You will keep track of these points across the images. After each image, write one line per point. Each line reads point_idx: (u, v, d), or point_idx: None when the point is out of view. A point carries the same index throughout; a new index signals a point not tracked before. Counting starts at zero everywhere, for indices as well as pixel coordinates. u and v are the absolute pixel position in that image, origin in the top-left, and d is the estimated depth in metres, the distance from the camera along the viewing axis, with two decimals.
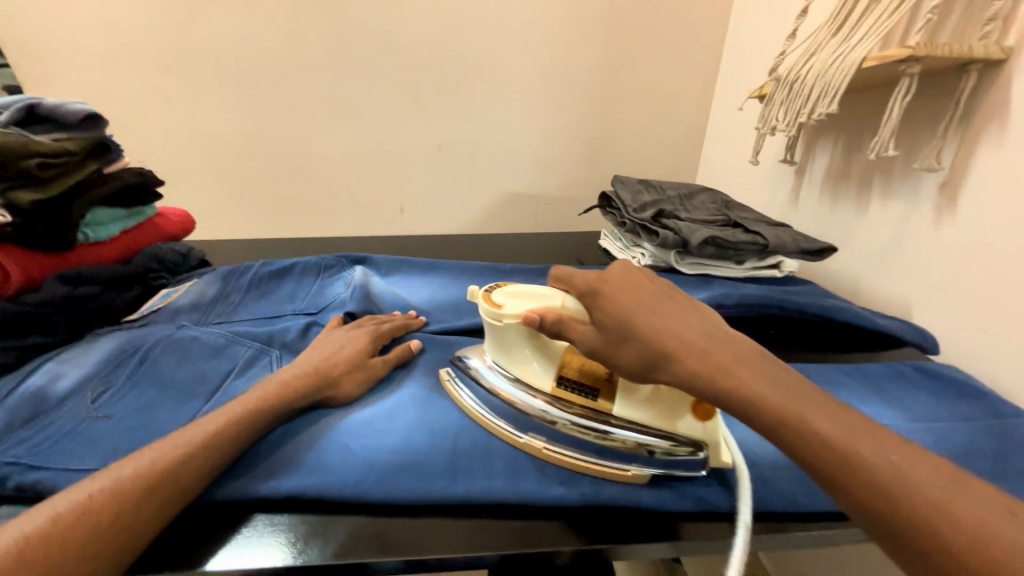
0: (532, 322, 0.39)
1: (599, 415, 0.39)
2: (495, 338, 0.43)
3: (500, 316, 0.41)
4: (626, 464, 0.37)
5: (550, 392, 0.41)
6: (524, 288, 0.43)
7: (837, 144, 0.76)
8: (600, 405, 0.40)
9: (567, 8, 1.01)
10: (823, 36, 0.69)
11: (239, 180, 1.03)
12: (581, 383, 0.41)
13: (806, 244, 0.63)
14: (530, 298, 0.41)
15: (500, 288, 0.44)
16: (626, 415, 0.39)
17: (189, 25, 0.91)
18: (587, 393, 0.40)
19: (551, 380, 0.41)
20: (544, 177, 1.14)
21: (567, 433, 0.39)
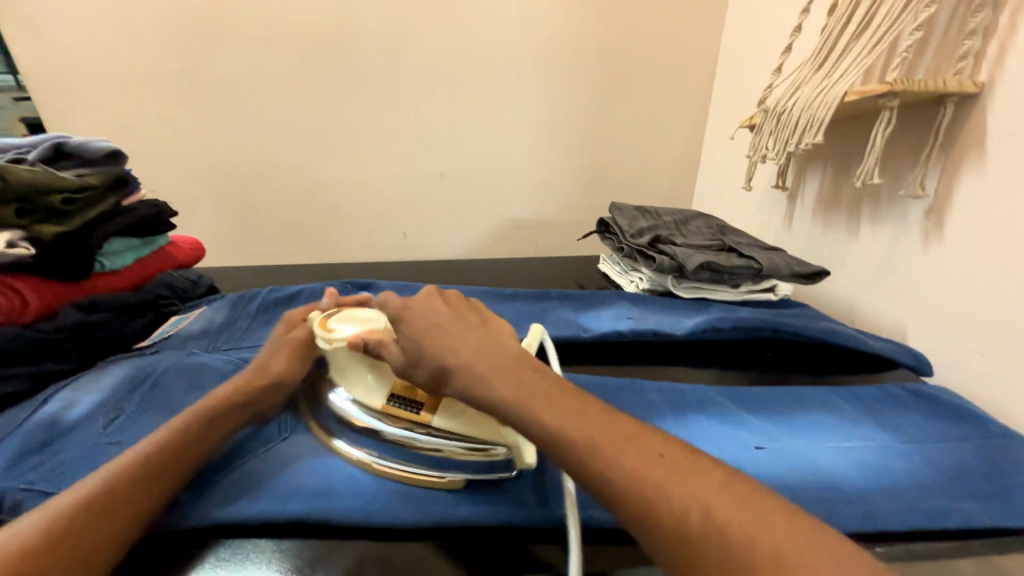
0: (358, 346, 0.43)
1: (421, 428, 0.41)
2: (331, 365, 0.45)
3: (329, 340, 0.45)
4: (444, 472, 0.39)
5: (379, 409, 0.42)
6: (349, 315, 0.48)
7: (826, 171, 0.79)
8: (422, 418, 0.41)
9: (563, 45, 1.06)
10: (807, 70, 0.73)
11: (247, 209, 1.06)
12: (408, 396, 0.42)
13: (798, 268, 0.64)
14: (353, 323, 0.47)
15: (334, 316, 0.49)
16: (445, 426, 0.40)
17: (205, 64, 0.96)
18: (413, 408, 0.41)
19: (380, 397, 0.42)
20: (544, 202, 1.17)
21: (400, 445, 0.40)
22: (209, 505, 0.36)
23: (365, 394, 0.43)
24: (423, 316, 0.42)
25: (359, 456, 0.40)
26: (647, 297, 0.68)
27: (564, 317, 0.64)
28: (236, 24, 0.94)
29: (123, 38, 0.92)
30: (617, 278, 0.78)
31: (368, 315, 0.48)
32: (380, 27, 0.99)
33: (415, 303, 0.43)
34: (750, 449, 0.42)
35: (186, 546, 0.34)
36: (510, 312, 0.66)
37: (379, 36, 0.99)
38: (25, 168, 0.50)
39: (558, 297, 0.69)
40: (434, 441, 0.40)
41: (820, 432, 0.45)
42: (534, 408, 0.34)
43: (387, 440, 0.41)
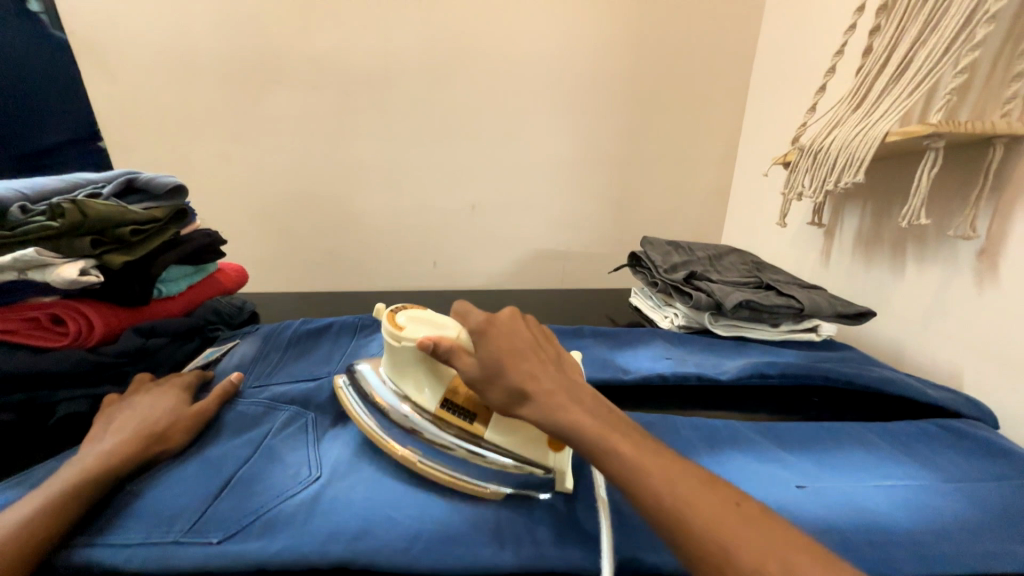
0: (427, 349, 0.41)
1: (470, 438, 0.42)
2: (392, 356, 0.45)
3: (399, 338, 0.44)
4: (486, 480, 0.40)
5: (431, 415, 0.43)
6: (428, 315, 0.46)
7: (866, 209, 0.78)
8: (474, 429, 0.42)
9: (593, 84, 1.10)
10: (844, 110, 0.73)
11: (287, 237, 1.11)
12: (461, 405, 0.43)
13: (843, 308, 0.62)
14: (424, 325, 0.45)
15: (405, 312, 0.47)
16: (497, 439, 0.42)
17: (259, 104, 1.03)
18: (463, 416, 0.43)
19: (437, 403, 0.43)
20: (572, 235, 1.19)
21: (441, 450, 0.41)
22: (254, 541, 0.35)
23: (426, 397, 0.44)
24: (506, 337, 0.41)
25: (394, 447, 0.42)
26: (685, 336, 0.67)
27: (600, 353, 0.64)
28: (289, 68, 1.02)
29: (187, 80, 1.00)
30: (650, 313, 0.78)
31: (445, 318, 0.46)
32: (420, 69, 1.05)
33: (500, 319, 0.43)
34: (790, 487, 0.40)
35: None
36: None
37: (419, 77, 1.05)
38: (100, 202, 0.53)
39: (591, 334, 0.69)
40: (480, 448, 0.41)
41: (859, 470, 0.43)
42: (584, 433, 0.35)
43: (431, 444, 0.42)
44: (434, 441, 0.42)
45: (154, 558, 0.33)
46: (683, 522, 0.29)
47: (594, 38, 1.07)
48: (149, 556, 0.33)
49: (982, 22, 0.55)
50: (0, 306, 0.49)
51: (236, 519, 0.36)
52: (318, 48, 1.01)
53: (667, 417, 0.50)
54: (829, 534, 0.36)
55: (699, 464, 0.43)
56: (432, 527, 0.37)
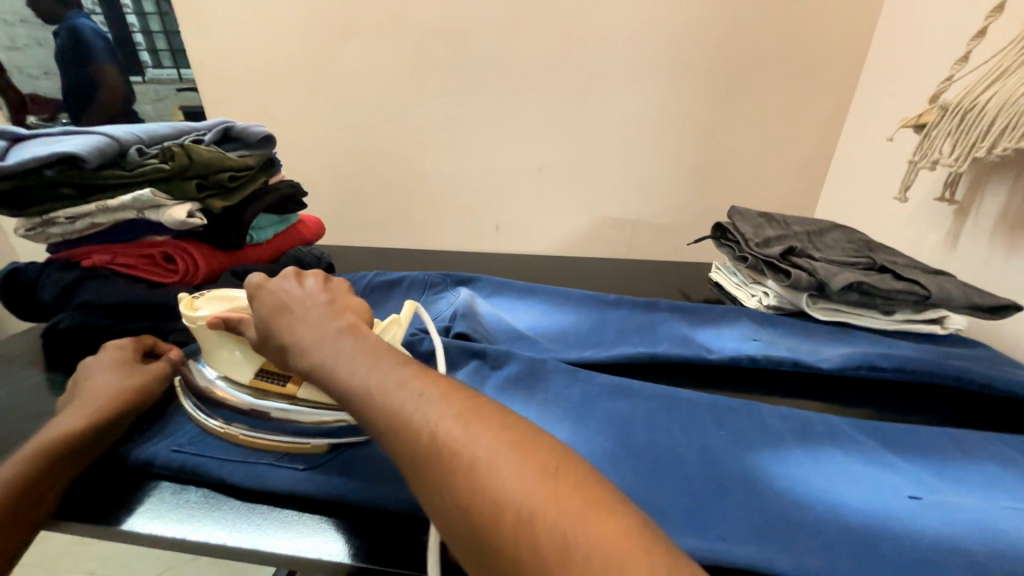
0: (217, 324, 0.42)
1: (286, 400, 0.40)
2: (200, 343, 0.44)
3: (192, 319, 0.43)
4: (306, 438, 0.39)
5: (247, 385, 0.42)
6: (222, 293, 0.47)
7: (1020, 183, 0.65)
8: (287, 390, 0.40)
9: (687, 33, 0.99)
10: (1011, 60, 0.60)
11: (358, 193, 1.14)
12: (272, 370, 0.41)
13: (981, 300, 0.53)
14: (216, 304, 0.44)
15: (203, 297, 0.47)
16: (311, 396, 0.40)
17: (338, 56, 1.03)
18: (277, 380, 0.41)
19: (250, 370, 0.42)
20: (645, 202, 1.11)
21: (274, 421, 0.40)
22: (337, 477, 0.37)
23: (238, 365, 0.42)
24: (274, 296, 0.41)
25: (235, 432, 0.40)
26: (774, 317, 0.61)
27: (678, 329, 0.60)
28: (368, 18, 1.00)
29: (274, 33, 1.02)
30: (734, 290, 0.72)
31: (240, 294, 0.47)
32: (499, 19, 0.99)
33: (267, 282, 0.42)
34: (901, 498, 0.36)
35: (307, 518, 0.36)
36: (617, 320, 0.63)
37: (498, 27, 1.00)
38: (203, 147, 0.56)
39: (668, 307, 0.65)
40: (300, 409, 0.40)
41: (986, 486, 0.37)
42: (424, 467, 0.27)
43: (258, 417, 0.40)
44: (258, 413, 0.41)
45: (250, 475, 0.37)
46: (542, 558, 0.22)
47: None
48: (247, 476, 0.37)
49: None
50: (125, 244, 0.55)
51: (319, 453, 0.39)
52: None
53: (752, 404, 0.46)
54: (952, 557, 0.31)
55: (791, 459, 0.39)
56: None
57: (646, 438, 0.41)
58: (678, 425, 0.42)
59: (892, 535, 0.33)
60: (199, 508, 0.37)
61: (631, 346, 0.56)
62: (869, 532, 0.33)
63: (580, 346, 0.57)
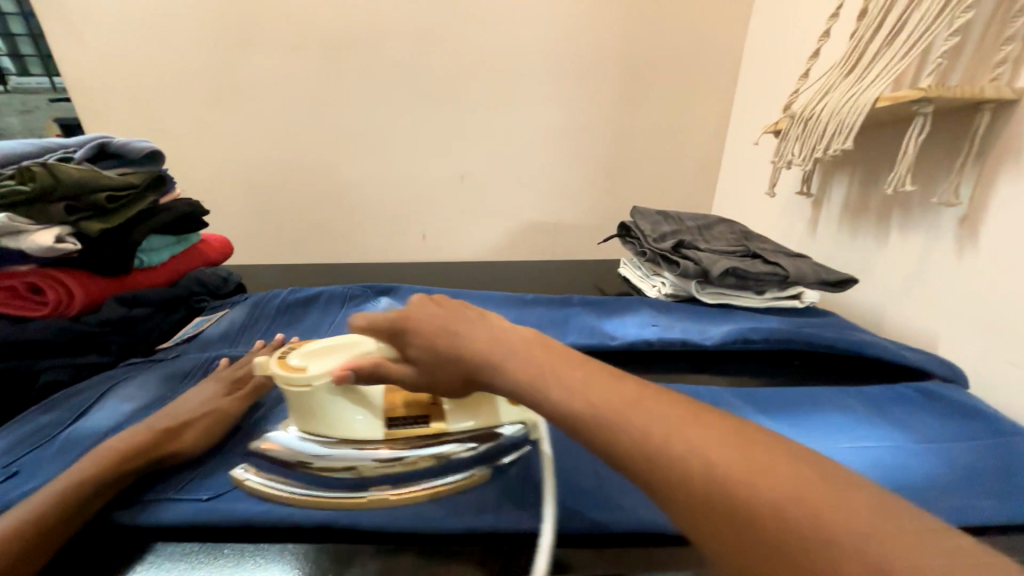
0: (347, 378, 0.39)
1: (432, 439, 0.41)
2: (296, 406, 0.41)
3: (307, 378, 0.40)
4: (416, 485, 0.38)
5: (380, 438, 0.41)
6: (319, 346, 0.44)
7: (854, 177, 0.78)
8: (434, 427, 0.42)
9: (586, 49, 1.07)
10: (835, 76, 0.72)
11: (271, 208, 1.09)
12: (409, 415, 0.43)
13: (827, 275, 0.63)
14: (332, 355, 0.42)
15: (295, 351, 0.44)
16: (460, 425, 0.42)
17: (237, 67, 0.98)
18: (420, 422, 0.42)
19: (382, 427, 0.42)
20: (563, 206, 1.18)
21: (410, 468, 0.39)
22: (244, 500, 0.36)
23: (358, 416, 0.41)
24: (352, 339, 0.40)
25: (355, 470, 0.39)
26: (670, 304, 0.69)
27: (587, 322, 0.65)
28: (268, 29, 0.97)
29: (161, 41, 0.95)
30: (639, 283, 0.79)
31: (348, 341, 0.44)
32: (407, 32, 1.01)
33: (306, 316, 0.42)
34: None
35: (217, 545, 0.35)
36: (533, 318, 0.67)
37: (406, 41, 1.01)
38: (72, 166, 0.52)
39: (580, 302, 0.70)
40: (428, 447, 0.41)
41: (835, 431, 0.45)
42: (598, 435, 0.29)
43: (389, 459, 0.40)
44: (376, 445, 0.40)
45: (143, 513, 0.35)
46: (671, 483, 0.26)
47: None
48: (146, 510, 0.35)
49: None
50: None
51: (226, 479, 0.38)
52: (298, 9, 0.97)
53: None
54: None
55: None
56: (427, 490, 0.38)
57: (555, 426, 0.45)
58: None
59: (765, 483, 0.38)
60: (81, 554, 0.34)
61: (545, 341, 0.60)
62: None
63: None
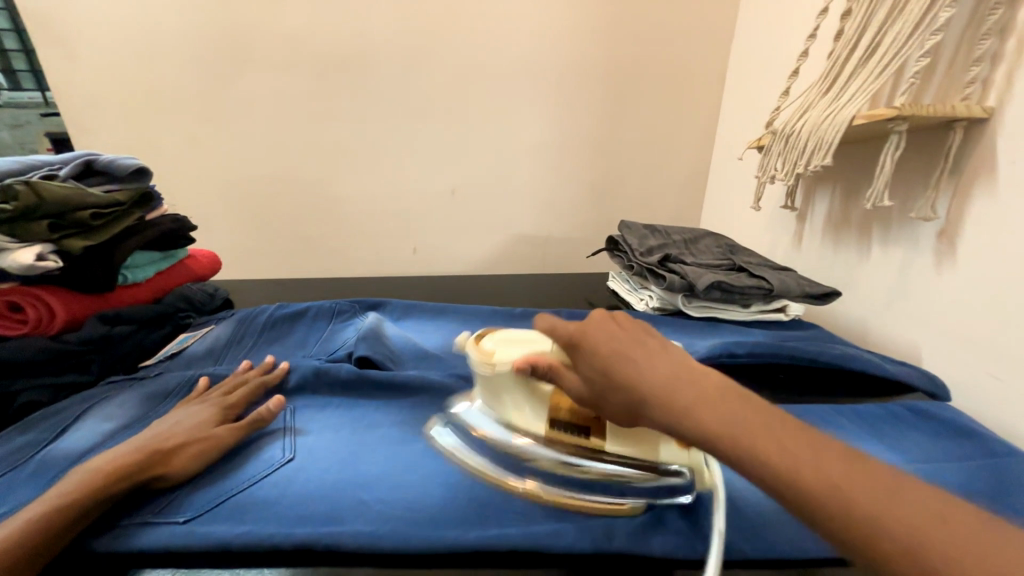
0: (525, 370, 0.43)
1: (591, 453, 0.42)
2: (486, 386, 0.46)
3: (492, 362, 0.45)
4: (590, 495, 0.40)
5: (543, 436, 0.44)
6: (511, 335, 0.48)
7: (836, 192, 0.79)
8: (593, 443, 0.42)
9: (574, 67, 1.09)
10: (814, 94, 0.74)
11: (261, 222, 1.08)
12: (575, 423, 0.43)
13: (810, 289, 0.64)
14: (516, 345, 0.46)
15: (489, 335, 0.49)
16: (618, 449, 0.42)
17: (229, 83, 0.99)
18: (578, 433, 0.43)
19: (545, 422, 0.44)
20: (553, 219, 1.19)
21: (572, 477, 0.42)
22: (222, 526, 0.35)
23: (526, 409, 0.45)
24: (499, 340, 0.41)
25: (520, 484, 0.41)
26: (658, 317, 0.69)
27: None
28: (260, 46, 0.98)
29: (153, 58, 0.96)
30: (628, 296, 0.79)
31: (528, 337, 0.48)
32: (398, 50, 1.02)
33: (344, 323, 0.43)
34: None
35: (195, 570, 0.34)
36: None
37: (397, 59, 1.03)
38: (57, 184, 0.52)
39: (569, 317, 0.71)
40: (603, 462, 0.42)
41: None
42: (738, 424, 0.28)
43: (553, 468, 0.43)
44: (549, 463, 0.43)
45: (117, 537, 0.35)
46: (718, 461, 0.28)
47: (573, 17, 1.06)
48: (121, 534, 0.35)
49: (945, 4, 0.57)
50: None
51: (206, 501, 0.38)
52: (290, 27, 0.98)
53: None
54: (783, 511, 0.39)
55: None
56: (413, 509, 0.38)
57: None
58: None
59: (746, 508, 0.40)
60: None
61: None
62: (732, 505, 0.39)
63: None
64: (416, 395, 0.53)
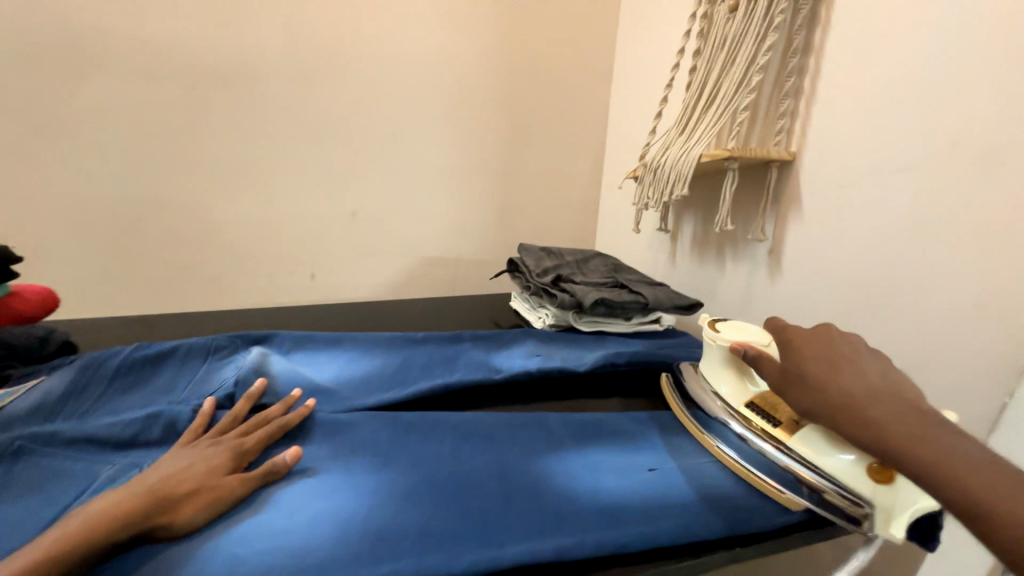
0: (737, 351, 0.48)
1: (776, 442, 0.46)
2: (712, 355, 0.54)
3: (715, 337, 0.53)
4: (776, 482, 0.45)
5: (737, 409, 0.50)
6: (741, 324, 0.53)
7: (696, 216, 0.93)
8: (779, 433, 0.46)
9: (471, 97, 1.14)
10: (672, 134, 0.87)
11: (119, 250, 0.94)
12: (774, 414, 0.48)
13: (678, 301, 0.74)
14: (746, 334, 0.51)
15: (726, 321, 0.55)
16: (803, 450, 0.44)
17: (73, 91, 0.86)
18: (771, 420, 0.47)
19: (740, 402, 0.50)
20: (459, 241, 1.21)
21: (755, 454, 0.47)
22: None
23: (744, 390, 0.51)
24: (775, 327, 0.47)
25: (721, 453, 0.49)
26: (553, 334, 0.74)
27: (476, 357, 0.67)
28: (113, 52, 0.87)
29: None
30: (527, 315, 0.83)
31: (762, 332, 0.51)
32: (285, 69, 0.98)
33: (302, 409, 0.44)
34: (643, 471, 0.47)
35: None
36: (422, 357, 0.67)
37: (285, 78, 0.98)
38: None
39: (471, 338, 0.72)
40: (788, 456, 0.44)
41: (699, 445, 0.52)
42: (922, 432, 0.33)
43: (738, 442, 0.48)
44: (738, 434, 0.49)
45: None
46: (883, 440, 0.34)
47: (468, 52, 1.11)
48: None
49: (756, 71, 0.71)
50: None
51: None
52: (154, 35, 0.88)
53: (542, 419, 0.55)
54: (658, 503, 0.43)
55: (566, 462, 0.48)
56: (297, 558, 0.35)
57: (448, 469, 0.45)
58: (479, 450, 0.49)
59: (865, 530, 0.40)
60: None
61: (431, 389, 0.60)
62: (616, 504, 0.43)
63: (382, 390, 0.59)
64: (303, 435, 0.49)
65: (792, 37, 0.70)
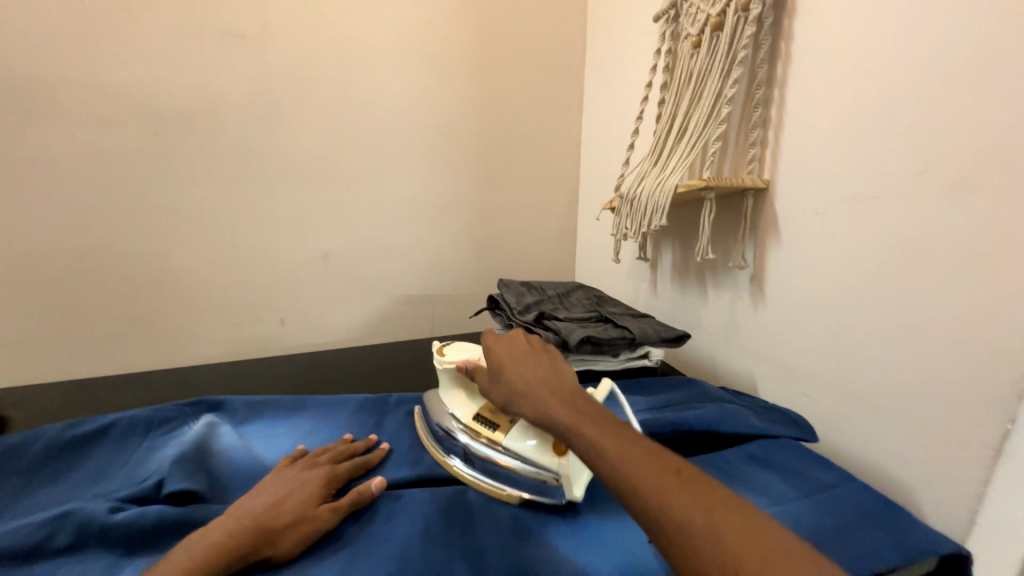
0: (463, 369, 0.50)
1: (492, 444, 0.51)
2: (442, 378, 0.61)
3: (443, 361, 0.60)
4: (498, 485, 0.49)
5: (465, 423, 0.54)
6: (464, 346, 0.62)
7: (675, 246, 0.92)
8: (495, 435, 0.51)
9: (444, 133, 1.13)
10: (647, 165, 0.87)
11: (65, 307, 0.86)
12: (485, 417, 0.54)
13: (665, 332, 0.71)
14: (465, 353, 0.60)
15: (450, 345, 0.63)
16: (510, 445, 0.50)
17: (16, 139, 0.80)
18: (489, 425, 0.53)
19: (468, 413, 0.55)
20: (436, 279, 1.17)
21: (478, 462, 0.51)
22: None
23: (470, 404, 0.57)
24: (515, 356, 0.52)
25: (456, 467, 0.52)
26: None
27: None
28: (62, 96, 0.82)
29: None
30: None
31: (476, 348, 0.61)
32: (251, 112, 0.95)
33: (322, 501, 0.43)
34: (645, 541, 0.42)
35: None
36: (395, 424, 0.62)
37: (250, 120, 0.95)
38: None
39: None
40: (501, 454, 0.50)
41: None
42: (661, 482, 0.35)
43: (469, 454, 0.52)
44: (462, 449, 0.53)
45: None
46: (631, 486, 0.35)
47: (439, 91, 1.11)
48: None
49: (724, 103, 0.72)
50: None
51: None
52: (107, 79, 0.84)
53: None
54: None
55: (558, 538, 0.43)
56: None
57: (423, 556, 0.39)
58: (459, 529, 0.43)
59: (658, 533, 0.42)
60: None
61: (404, 463, 0.54)
62: None
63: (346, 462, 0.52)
64: None
65: (755, 70, 0.72)
